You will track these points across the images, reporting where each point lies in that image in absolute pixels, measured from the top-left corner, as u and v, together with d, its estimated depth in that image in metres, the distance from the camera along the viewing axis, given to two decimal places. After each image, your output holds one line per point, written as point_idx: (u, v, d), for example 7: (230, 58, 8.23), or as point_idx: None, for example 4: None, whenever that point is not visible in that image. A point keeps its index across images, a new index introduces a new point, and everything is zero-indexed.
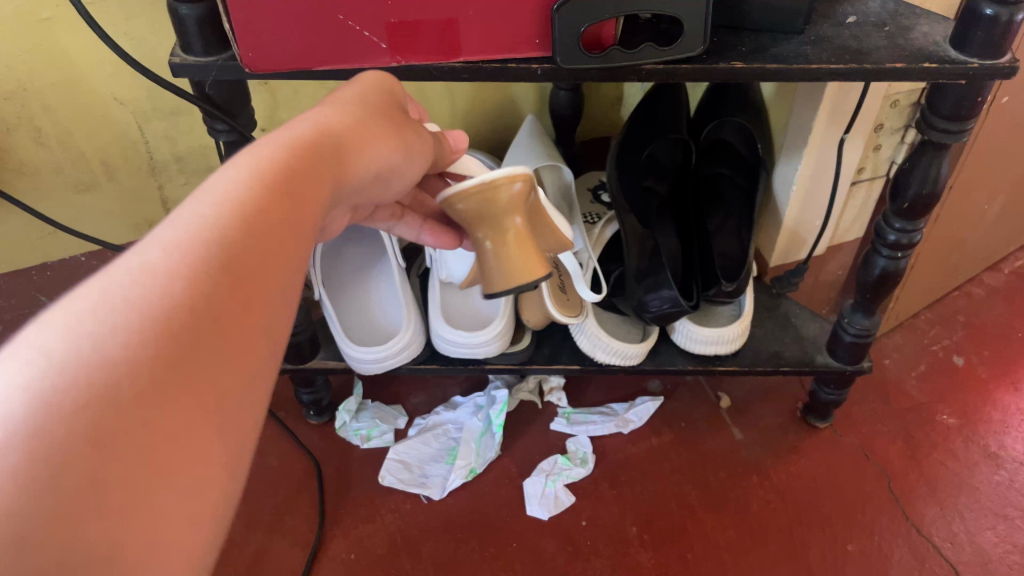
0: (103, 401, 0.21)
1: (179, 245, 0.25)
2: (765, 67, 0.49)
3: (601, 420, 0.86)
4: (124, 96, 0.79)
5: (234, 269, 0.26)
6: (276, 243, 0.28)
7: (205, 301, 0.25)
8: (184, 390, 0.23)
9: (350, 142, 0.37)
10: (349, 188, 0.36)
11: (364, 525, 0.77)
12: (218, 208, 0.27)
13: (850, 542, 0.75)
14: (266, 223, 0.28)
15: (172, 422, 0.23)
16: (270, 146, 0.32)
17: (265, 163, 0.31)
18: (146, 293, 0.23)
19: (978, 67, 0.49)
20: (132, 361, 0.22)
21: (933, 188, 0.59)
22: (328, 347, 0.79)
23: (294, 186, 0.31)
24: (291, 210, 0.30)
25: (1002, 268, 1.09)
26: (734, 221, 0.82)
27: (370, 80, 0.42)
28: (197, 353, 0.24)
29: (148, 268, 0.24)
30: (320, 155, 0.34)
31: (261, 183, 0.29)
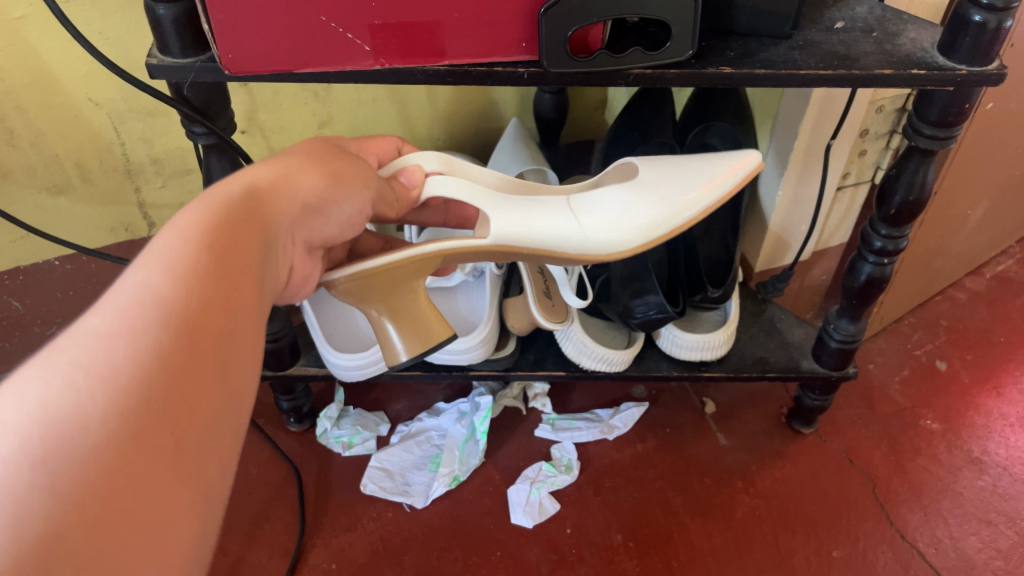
0: (60, 459, 0.24)
1: (120, 309, 0.28)
2: (754, 72, 0.49)
3: (586, 426, 0.85)
4: (99, 97, 0.78)
5: (180, 321, 0.29)
6: (215, 289, 0.31)
7: (152, 354, 0.27)
8: (143, 437, 0.26)
9: (276, 192, 0.40)
10: (278, 237, 0.39)
11: (345, 534, 0.76)
12: (152, 268, 0.30)
13: (835, 548, 0.75)
14: (201, 276, 0.31)
15: (135, 467, 0.25)
16: (197, 207, 0.35)
17: (197, 224, 0.34)
18: (92, 357, 0.26)
19: (966, 74, 0.49)
20: (83, 420, 0.25)
21: (919, 194, 0.59)
22: (308, 353, 0.77)
23: (228, 242, 0.34)
24: (223, 259, 0.33)
25: (984, 273, 1.09)
26: (720, 226, 0.81)
27: (305, 145, 0.45)
28: (152, 400, 0.26)
29: (94, 334, 0.27)
30: (238, 207, 0.37)
31: (197, 245, 0.32)
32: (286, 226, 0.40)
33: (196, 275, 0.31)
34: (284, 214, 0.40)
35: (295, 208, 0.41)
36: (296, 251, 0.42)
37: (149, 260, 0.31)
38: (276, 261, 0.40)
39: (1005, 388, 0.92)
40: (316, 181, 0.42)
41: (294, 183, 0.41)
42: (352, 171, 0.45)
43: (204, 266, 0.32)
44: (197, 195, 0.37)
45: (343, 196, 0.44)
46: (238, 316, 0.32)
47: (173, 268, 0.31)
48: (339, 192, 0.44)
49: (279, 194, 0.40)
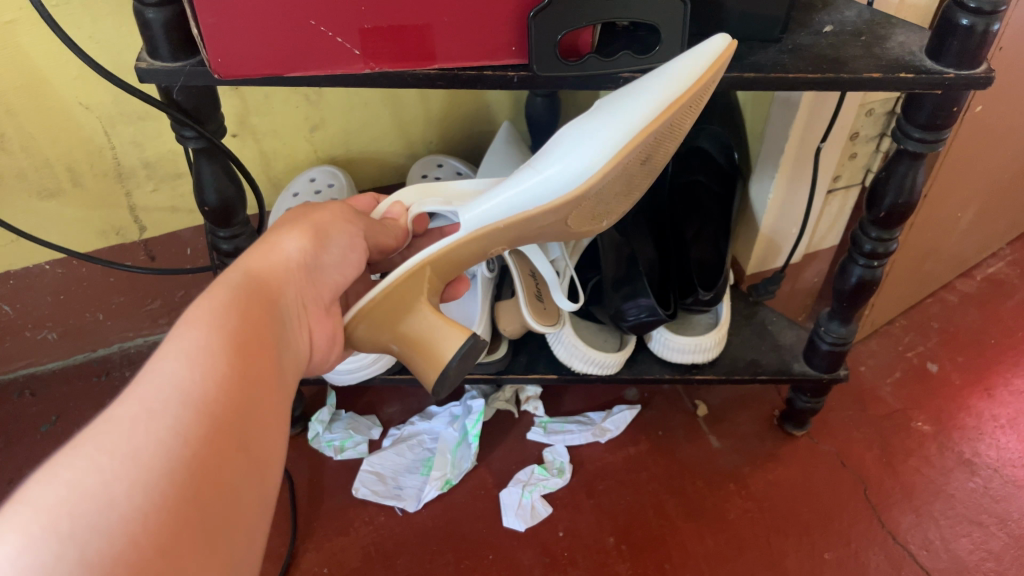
0: (95, 531, 0.27)
1: (145, 400, 0.32)
2: (744, 75, 0.49)
3: (579, 429, 0.85)
4: (90, 101, 0.78)
5: (200, 406, 0.33)
6: (229, 372, 0.35)
7: (175, 437, 0.31)
8: (168, 508, 0.29)
9: (281, 273, 0.44)
10: (286, 312, 0.43)
11: (337, 538, 0.76)
12: (171, 359, 0.34)
13: (827, 551, 0.75)
14: (216, 359, 0.35)
15: (162, 534, 0.28)
16: (215, 293, 0.40)
17: (214, 311, 0.38)
18: (123, 442, 0.30)
19: (954, 78, 0.49)
20: (117, 495, 0.29)
21: (909, 197, 0.59)
22: None
23: (241, 325, 0.38)
24: (234, 344, 0.37)
25: (975, 275, 1.10)
26: (711, 229, 0.82)
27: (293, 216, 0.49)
28: (178, 476, 0.30)
29: (123, 422, 0.31)
30: (244, 293, 0.40)
31: (212, 331, 0.37)
32: (293, 297, 0.44)
33: (210, 358, 0.35)
34: (286, 287, 0.43)
35: (300, 283, 0.44)
36: (312, 317, 0.46)
37: (169, 351, 0.35)
38: (293, 332, 0.43)
39: (996, 390, 0.92)
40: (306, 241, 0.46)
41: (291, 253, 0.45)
42: (341, 231, 0.49)
43: (217, 353, 0.36)
44: (214, 283, 0.41)
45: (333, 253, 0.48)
46: (252, 390, 0.36)
47: (191, 358, 0.35)
48: (329, 251, 0.47)
49: (278, 270, 0.43)
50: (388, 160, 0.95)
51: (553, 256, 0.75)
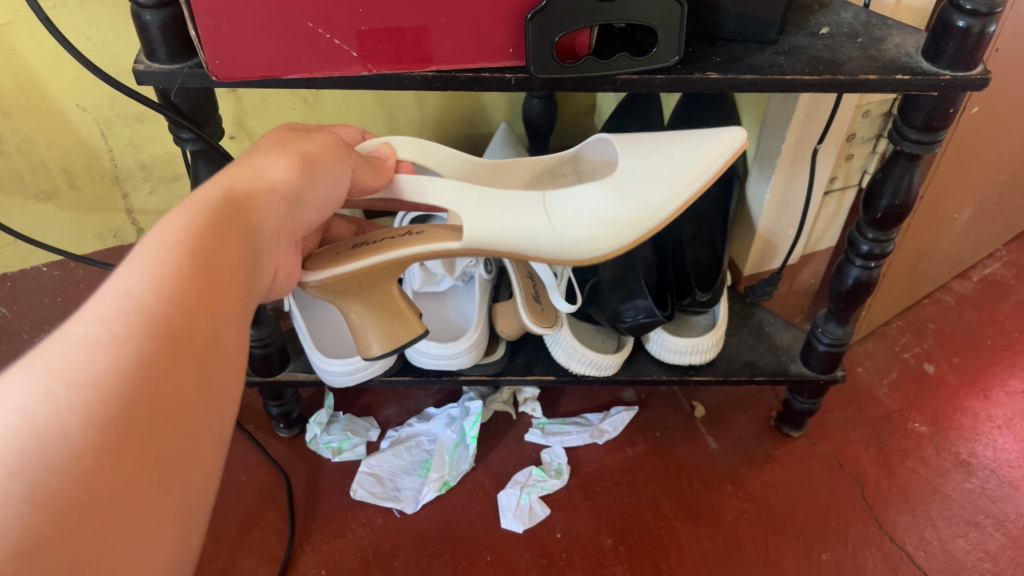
0: (41, 466, 0.24)
1: (103, 321, 0.29)
2: (741, 78, 0.49)
3: (576, 430, 0.85)
4: (86, 103, 0.77)
5: (161, 335, 0.30)
6: (194, 300, 0.32)
7: (131, 363, 0.28)
8: (118, 443, 0.26)
9: (254, 196, 0.40)
10: (261, 243, 0.40)
11: (334, 540, 0.76)
12: (132, 279, 0.31)
13: (824, 551, 0.75)
14: (183, 285, 0.32)
15: (115, 477, 0.26)
16: (181, 215, 0.36)
17: (179, 233, 0.35)
18: (73, 364, 0.27)
19: (950, 79, 0.50)
20: (62, 423, 0.25)
21: (905, 198, 0.59)
22: (297, 359, 0.77)
23: (210, 249, 0.35)
24: (202, 272, 0.33)
25: (971, 276, 1.10)
26: (708, 230, 0.82)
27: (274, 139, 0.46)
28: (137, 412, 0.27)
29: (75, 341, 0.28)
30: (219, 217, 0.37)
31: (180, 255, 0.33)
32: (269, 228, 0.41)
33: (176, 284, 0.32)
34: (266, 219, 0.41)
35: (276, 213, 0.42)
36: (281, 248, 0.43)
37: (128, 271, 0.31)
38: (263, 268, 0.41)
39: (992, 391, 0.93)
40: (288, 169, 0.43)
41: (271, 180, 0.42)
42: (326, 162, 0.45)
43: (184, 278, 0.32)
44: (179, 203, 0.37)
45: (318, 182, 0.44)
46: (219, 325, 0.33)
47: (155, 280, 0.31)
48: (312, 180, 0.44)
49: (259, 197, 0.41)
50: None
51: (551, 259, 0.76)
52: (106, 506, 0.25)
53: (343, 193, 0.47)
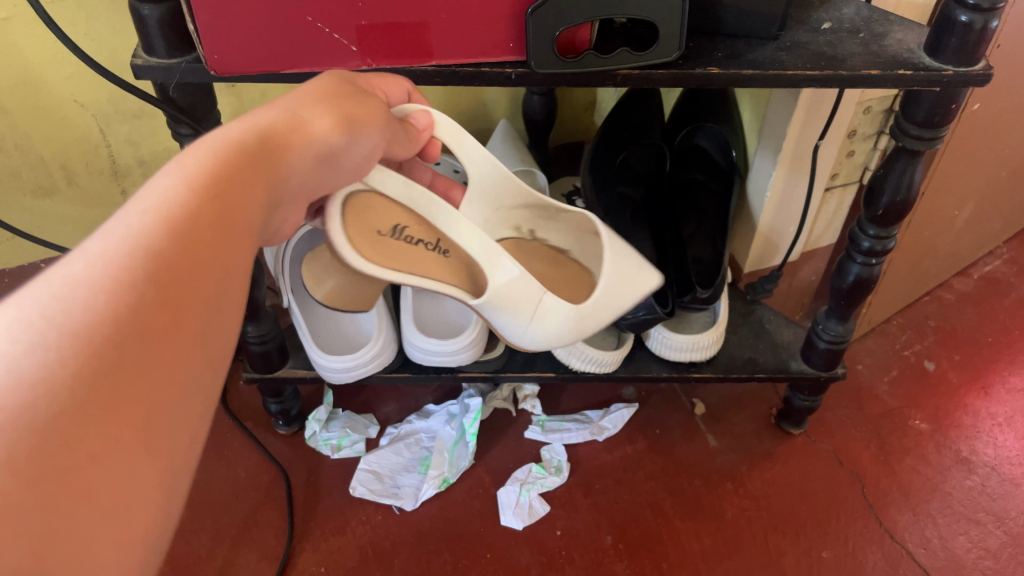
0: (20, 428, 0.21)
1: (105, 258, 0.24)
2: (741, 73, 0.49)
3: (576, 428, 0.85)
4: (85, 98, 0.77)
5: (168, 279, 0.25)
6: (206, 247, 0.27)
7: (132, 314, 0.24)
8: (107, 406, 0.22)
9: (283, 139, 0.34)
10: (281, 195, 0.34)
11: (334, 538, 0.75)
12: (146, 215, 0.26)
13: (825, 549, 0.75)
14: (200, 223, 0.27)
15: (102, 443, 0.22)
16: (202, 151, 0.30)
17: (202, 165, 0.29)
18: (66, 309, 0.23)
19: (953, 75, 0.49)
20: (46, 380, 0.22)
21: (906, 195, 0.59)
22: (297, 356, 0.77)
23: (231, 185, 0.30)
24: (224, 215, 0.29)
25: (971, 273, 1.10)
26: (710, 227, 0.80)
27: (319, 83, 0.39)
28: (132, 371, 0.23)
29: (71, 282, 0.24)
30: (248, 159, 0.32)
31: (201, 189, 0.28)
32: (293, 183, 0.35)
33: (193, 221, 0.27)
34: (292, 174, 0.34)
35: (306, 166, 0.35)
36: (295, 205, 0.37)
37: (142, 202, 0.27)
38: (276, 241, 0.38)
39: (992, 388, 0.93)
40: (328, 126, 0.36)
41: (311, 134, 0.35)
42: (372, 114, 0.40)
43: (201, 219, 0.27)
44: (200, 137, 0.32)
45: (354, 138, 0.38)
46: (233, 269, 0.28)
47: (166, 214, 0.27)
48: (350, 136, 0.38)
49: (292, 149, 0.34)
50: None
51: None
52: (89, 473, 0.22)
53: (371, 162, 0.41)
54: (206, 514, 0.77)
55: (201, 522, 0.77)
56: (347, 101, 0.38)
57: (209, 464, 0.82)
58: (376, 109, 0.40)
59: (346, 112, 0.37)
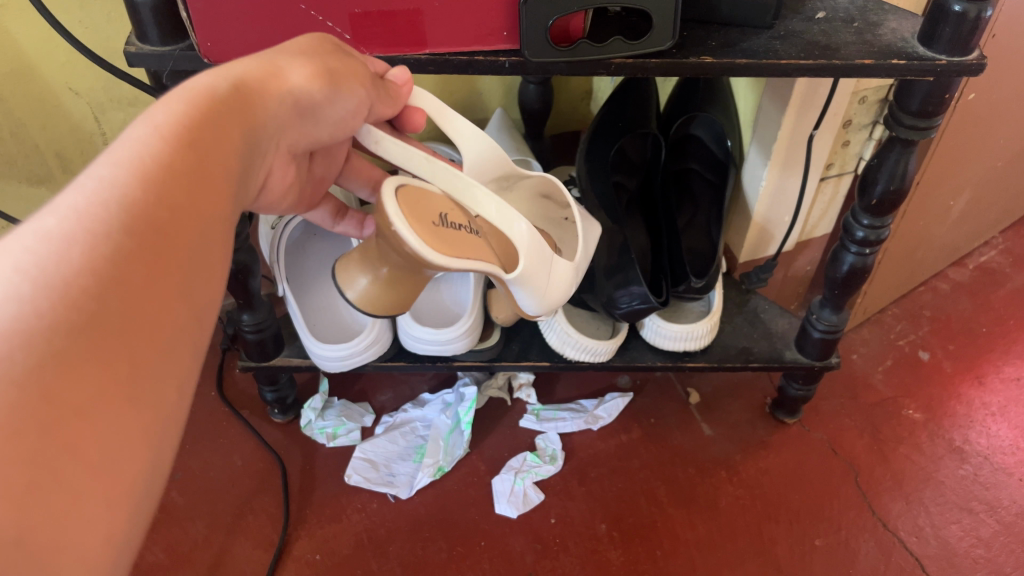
0: (2, 383, 0.20)
1: (79, 212, 0.24)
2: (734, 62, 0.49)
3: (571, 416, 0.85)
4: (79, 87, 0.77)
5: (145, 231, 0.25)
6: (181, 201, 0.27)
7: (108, 264, 0.24)
8: (87, 358, 0.22)
9: (256, 87, 0.34)
10: (261, 141, 0.35)
11: (329, 525, 0.76)
12: (118, 166, 0.26)
13: (818, 537, 0.76)
14: (174, 175, 0.27)
15: (85, 399, 0.22)
16: (176, 101, 0.30)
17: (176, 117, 0.29)
18: (41, 263, 0.23)
19: (946, 64, 0.49)
20: (23, 330, 0.21)
21: (900, 184, 0.59)
22: (292, 344, 0.77)
23: (204, 136, 0.30)
24: (198, 166, 0.29)
25: (967, 263, 1.10)
26: (704, 215, 0.82)
27: (301, 38, 0.38)
28: (108, 323, 0.23)
29: (45, 234, 0.23)
30: (224, 124, 0.31)
31: (176, 141, 0.28)
32: (273, 129, 0.35)
33: (167, 173, 0.27)
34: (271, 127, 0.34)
35: (280, 114, 0.35)
36: (278, 155, 0.38)
37: (114, 155, 0.27)
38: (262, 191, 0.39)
39: (986, 378, 0.93)
40: (307, 76, 0.36)
41: (286, 83, 0.35)
42: (354, 71, 0.39)
43: (178, 174, 0.27)
44: (172, 86, 0.32)
45: (336, 93, 0.38)
46: (211, 228, 0.28)
47: (140, 166, 0.26)
48: (332, 90, 0.38)
49: (269, 94, 0.35)
50: None
51: None
52: (76, 429, 0.22)
53: (356, 121, 0.41)
54: (202, 503, 0.77)
55: (197, 509, 0.77)
56: (326, 57, 0.38)
57: (206, 452, 0.82)
58: (353, 66, 0.39)
59: (326, 71, 0.37)
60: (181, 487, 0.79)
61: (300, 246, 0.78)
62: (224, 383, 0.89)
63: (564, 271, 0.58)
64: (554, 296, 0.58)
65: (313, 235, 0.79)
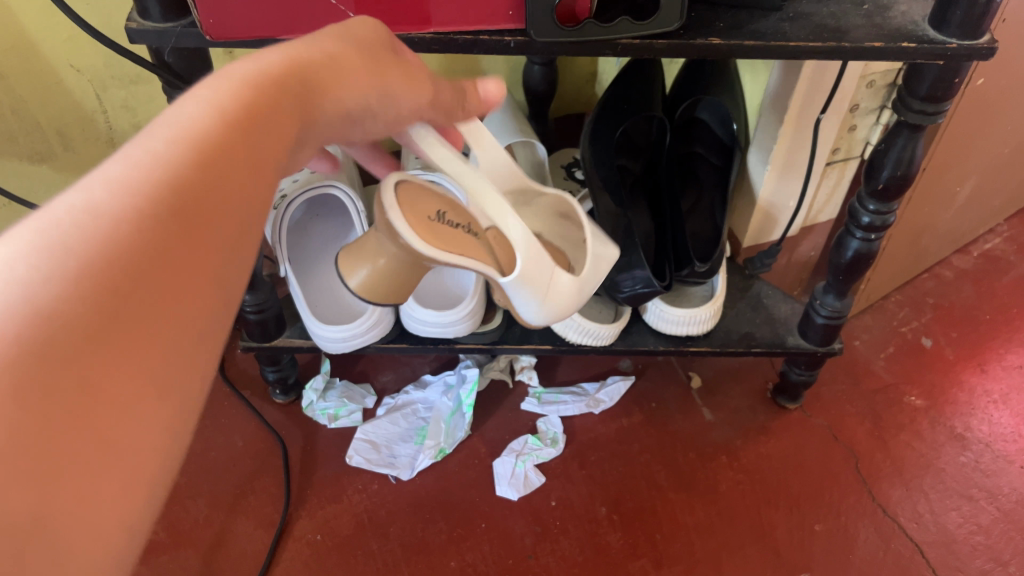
0: (31, 362, 0.20)
1: (130, 187, 0.24)
2: (742, 44, 0.48)
3: (572, 400, 0.85)
4: (80, 64, 0.76)
5: (188, 216, 0.25)
6: (229, 188, 0.26)
7: (148, 248, 0.23)
8: (116, 347, 0.22)
9: (323, 76, 0.33)
10: (317, 131, 0.34)
11: (330, 505, 0.76)
12: (171, 144, 0.26)
13: (817, 522, 0.76)
14: (223, 159, 0.27)
15: (111, 385, 0.22)
16: (236, 79, 0.30)
17: (232, 96, 0.29)
18: (81, 238, 0.22)
19: (957, 48, 0.49)
20: (59, 310, 0.21)
21: (907, 169, 0.59)
22: (295, 325, 0.77)
23: (260, 120, 0.29)
24: (248, 151, 0.28)
25: (971, 251, 1.09)
26: (708, 200, 0.82)
27: (366, 23, 0.37)
28: (142, 312, 0.23)
29: (90, 209, 0.23)
30: (279, 110, 0.30)
31: (227, 122, 0.28)
32: (330, 121, 0.35)
33: (218, 157, 0.26)
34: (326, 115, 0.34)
35: (341, 105, 0.35)
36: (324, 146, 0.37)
37: (169, 129, 0.26)
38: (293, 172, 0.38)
39: (988, 365, 0.93)
40: (370, 74, 0.35)
41: (350, 75, 0.35)
42: (414, 69, 0.38)
43: (227, 158, 0.27)
44: (234, 62, 0.31)
45: (395, 95, 0.37)
46: (250, 215, 0.28)
47: (194, 146, 0.26)
48: (390, 89, 0.37)
49: (335, 82, 0.34)
50: None
51: None
52: (99, 414, 0.21)
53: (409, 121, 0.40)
54: (203, 483, 0.77)
55: (198, 489, 0.77)
56: (375, 47, 0.37)
57: (207, 432, 0.82)
58: (416, 66, 0.39)
59: (371, 58, 0.36)
60: (182, 467, 0.79)
61: (302, 225, 0.78)
62: (225, 363, 0.89)
63: (568, 290, 0.57)
64: (555, 307, 0.57)
65: (314, 215, 0.79)
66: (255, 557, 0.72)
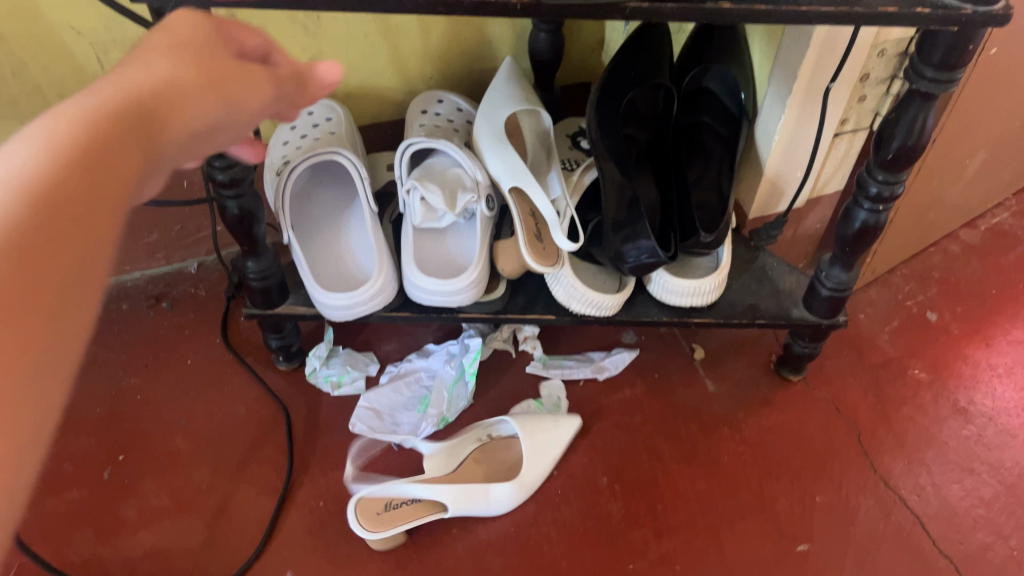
0: None
1: None
2: (754, 8, 0.47)
3: (578, 366, 0.86)
4: (82, 26, 0.76)
5: (16, 266, 0.24)
6: (56, 231, 0.26)
7: None
8: None
9: (161, 96, 0.32)
10: (165, 152, 0.33)
11: (333, 472, 0.76)
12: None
13: (818, 494, 0.76)
14: (57, 199, 0.26)
15: None
16: (69, 108, 0.29)
17: (63, 126, 0.28)
18: None
19: (971, 14, 0.48)
20: None
21: (917, 140, 0.58)
22: (298, 292, 0.77)
23: (102, 149, 0.28)
24: (89, 185, 0.27)
25: (979, 225, 1.08)
26: (715, 171, 0.81)
27: (182, 30, 0.36)
28: None
29: None
30: (122, 129, 0.30)
31: (62, 156, 0.27)
32: (178, 146, 0.34)
33: (51, 199, 0.26)
34: (173, 134, 0.33)
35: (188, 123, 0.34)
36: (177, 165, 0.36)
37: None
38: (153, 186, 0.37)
39: (993, 340, 0.92)
40: (209, 93, 0.35)
41: (191, 96, 0.34)
42: (256, 80, 0.37)
43: (61, 197, 0.26)
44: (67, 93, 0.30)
45: (236, 107, 0.36)
46: (91, 250, 0.27)
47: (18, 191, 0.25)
48: (232, 104, 0.36)
49: (174, 102, 0.33)
50: (385, 96, 0.92)
51: (555, 196, 0.76)
52: None
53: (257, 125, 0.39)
54: (206, 449, 0.78)
55: (201, 455, 0.77)
56: (204, 51, 0.36)
57: (211, 398, 0.82)
58: (254, 74, 0.37)
59: (210, 70, 0.35)
60: (186, 433, 0.79)
61: (307, 193, 0.78)
62: (228, 330, 0.89)
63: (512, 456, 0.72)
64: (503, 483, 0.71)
65: (318, 184, 0.80)
66: (259, 523, 0.72)
